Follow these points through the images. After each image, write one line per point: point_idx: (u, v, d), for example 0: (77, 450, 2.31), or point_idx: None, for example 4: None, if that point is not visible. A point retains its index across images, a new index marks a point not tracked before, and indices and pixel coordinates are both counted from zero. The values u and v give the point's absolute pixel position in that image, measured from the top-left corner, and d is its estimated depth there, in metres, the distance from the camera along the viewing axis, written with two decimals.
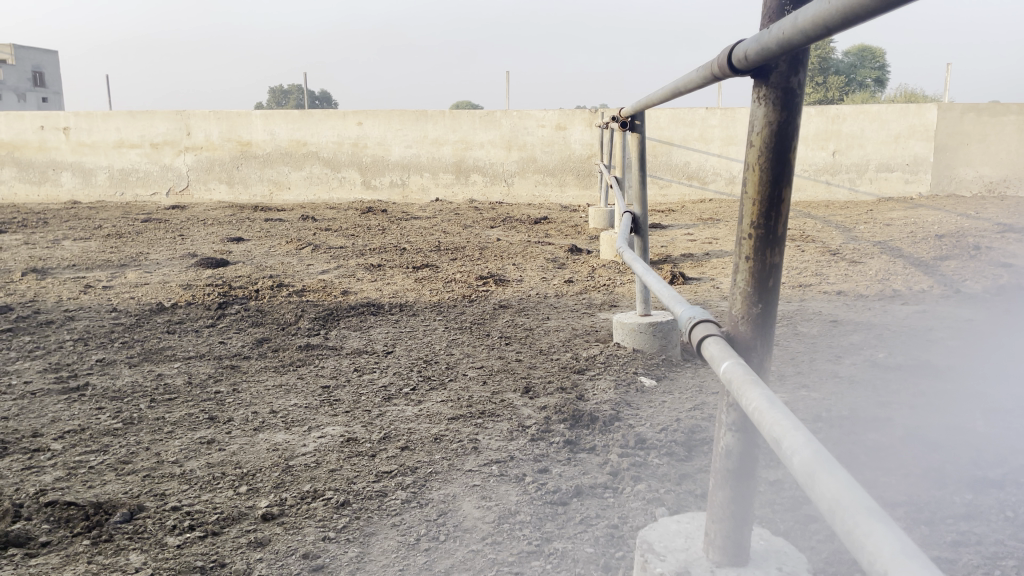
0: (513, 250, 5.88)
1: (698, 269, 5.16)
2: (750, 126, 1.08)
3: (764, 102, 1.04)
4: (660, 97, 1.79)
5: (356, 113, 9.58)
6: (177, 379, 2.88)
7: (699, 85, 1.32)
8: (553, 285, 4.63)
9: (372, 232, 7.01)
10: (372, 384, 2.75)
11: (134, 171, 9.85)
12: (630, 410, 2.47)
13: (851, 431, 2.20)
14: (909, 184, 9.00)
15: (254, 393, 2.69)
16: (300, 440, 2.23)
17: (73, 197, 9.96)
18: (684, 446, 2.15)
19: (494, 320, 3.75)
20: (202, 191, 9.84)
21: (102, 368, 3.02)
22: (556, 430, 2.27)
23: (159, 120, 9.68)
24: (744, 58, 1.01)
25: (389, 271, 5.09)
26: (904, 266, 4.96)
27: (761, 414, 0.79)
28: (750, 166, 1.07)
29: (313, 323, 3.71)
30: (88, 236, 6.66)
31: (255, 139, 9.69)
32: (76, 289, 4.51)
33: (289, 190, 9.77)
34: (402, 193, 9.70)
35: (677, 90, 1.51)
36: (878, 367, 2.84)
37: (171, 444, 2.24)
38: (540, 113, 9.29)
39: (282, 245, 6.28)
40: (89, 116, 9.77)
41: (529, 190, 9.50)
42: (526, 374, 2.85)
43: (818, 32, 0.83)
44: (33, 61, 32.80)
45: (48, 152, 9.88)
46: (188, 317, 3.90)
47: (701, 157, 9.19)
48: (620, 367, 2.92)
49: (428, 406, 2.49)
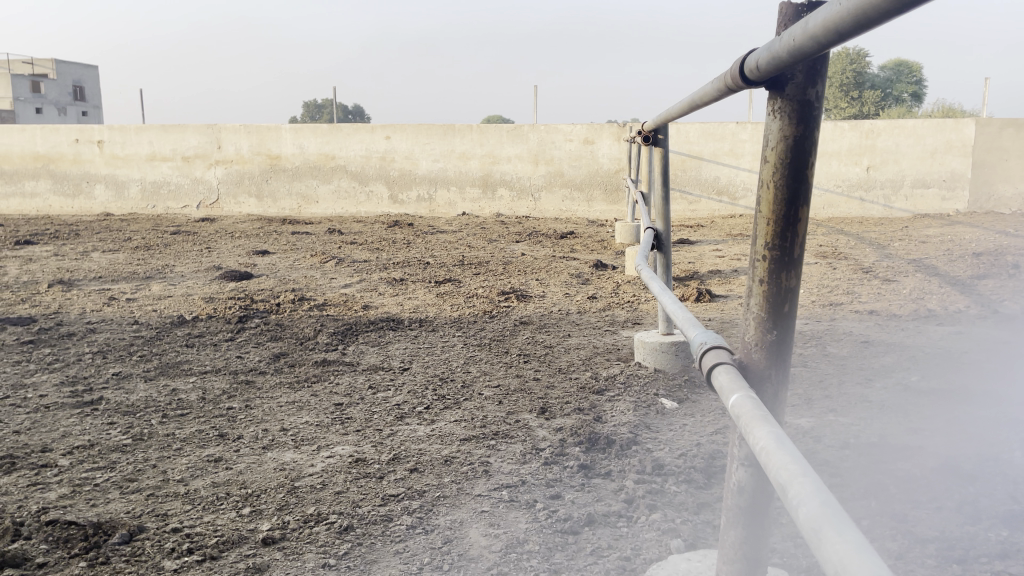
0: (537, 265, 5.82)
1: (725, 287, 5.05)
2: (765, 140, 1.00)
3: (779, 115, 0.97)
4: (677, 111, 1.72)
5: (385, 127, 9.63)
6: (191, 394, 2.86)
7: (714, 97, 1.26)
8: (576, 301, 4.56)
9: (397, 246, 6.99)
10: (385, 402, 2.70)
11: (165, 183, 9.98)
12: (649, 433, 2.39)
13: (880, 459, 2.09)
14: (946, 201, 8.78)
15: (266, 410, 2.65)
16: (309, 460, 2.18)
17: (106, 209, 10.12)
18: (703, 472, 2.07)
19: (514, 337, 3.68)
20: (231, 204, 9.93)
21: (118, 382, 3.00)
22: (571, 453, 2.19)
23: (190, 133, 9.81)
24: (756, 68, 0.95)
25: (412, 286, 5.06)
26: (940, 285, 4.80)
27: (769, 455, 0.71)
28: (764, 183, 1.00)
29: (331, 338, 3.68)
30: (117, 248, 6.74)
31: (284, 153, 9.76)
32: (100, 301, 4.54)
33: (318, 204, 9.83)
34: (429, 207, 9.70)
35: (693, 104, 1.44)
36: (912, 391, 2.72)
37: (178, 461, 2.20)
38: (568, 127, 9.25)
39: (307, 258, 6.29)
40: (123, 129, 9.93)
41: (557, 204, 9.43)
42: (544, 393, 2.78)
43: (832, 37, 0.76)
44: (75, 76, 33.66)
45: (83, 164, 10.06)
46: (208, 330, 3.89)
47: (730, 172, 9.07)
48: (641, 387, 2.84)
49: (441, 427, 2.42)
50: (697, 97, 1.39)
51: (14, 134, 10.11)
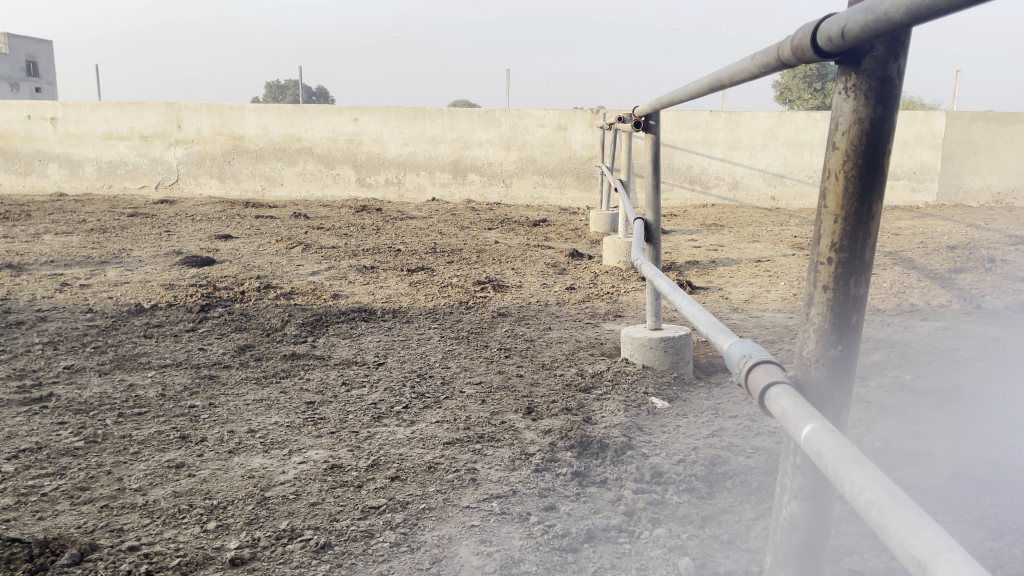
0: (512, 254, 5.66)
1: (705, 278, 4.95)
2: (833, 122, 0.87)
3: (853, 93, 0.83)
4: (700, 87, 1.56)
5: (352, 109, 9.37)
6: (150, 391, 2.66)
7: (753, 74, 1.11)
8: (554, 291, 4.42)
9: (365, 232, 6.79)
10: (360, 401, 2.53)
11: (122, 163, 9.61)
12: (643, 437, 2.26)
13: (889, 466, 1.99)
14: (917, 193, 8.80)
15: (232, 409, 2.47)
16: (280, 466, 2.02)
17: (59, 189, 9.72)
18: (705, 480, 1.95)
19: (492, 329, 3.53)
20: (192, 185, 9.59)
21: (69, 376, 2.79)
22: (562, 459, 2.06)
23: (149, 112, 9.46)
24: (831, 39, 0.80)
25: (383, 274, 4.87)
26: (919, 278, 4.76)
27: (885, 513, 0.58)
28: (831, 174, 0.86)
29: (300, 330, 3.50)
30: (71, 231, 6.42)
31: (247, 134, 9.44)
32: (51, 287, 4.28)
33: (282, 187, 9.54)
34: (397, 192, 9.47)
35: (726, 80, 1.29)
36: (908, 390, 2.63)
37: (135, 468, 2.01)
38: (541, 113, 9.08)
39: (272, 243, 6.05)
40: (77, 106, 9.53)
41: (528, 191, 9.27)
42: (528, 392, 2.64)
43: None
44: (27, 51, 32.73)
45: (34, 142, 9.65)
46: (168, 320, 3.67)
47: (703, 160, 8.99)
48: (630, 386, 2.71)
49: (422, 428, 2.27)
50: (728, 72, 1.25)
51: None
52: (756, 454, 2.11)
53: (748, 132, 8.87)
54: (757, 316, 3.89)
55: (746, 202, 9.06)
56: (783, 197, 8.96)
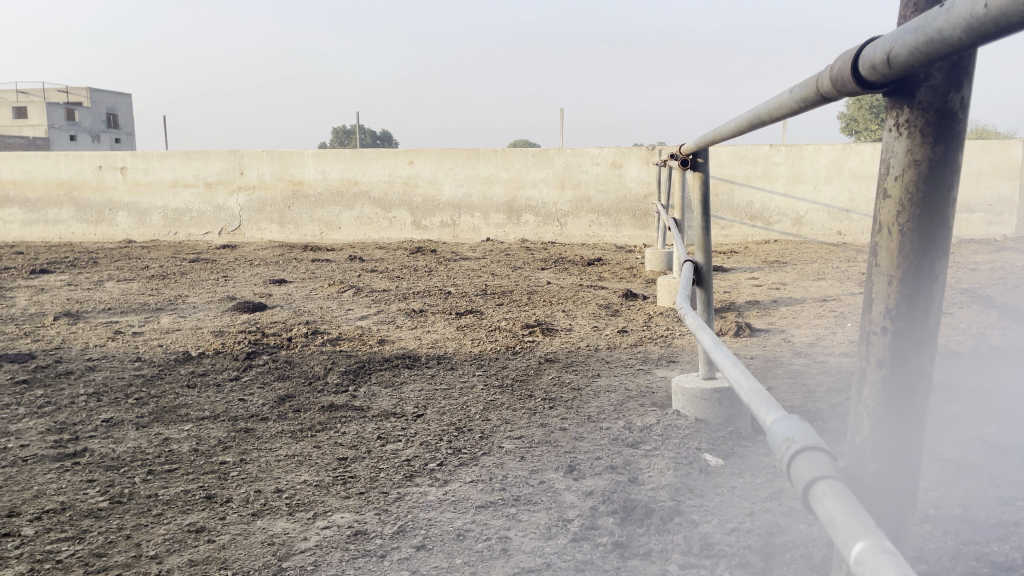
0: (564, 295, 5.53)
1: (766, 319, 4.72)
2: (883, 164, 0.73)
3: (907, 130, 0.69)
4: (740, 126, 1.43)
5: (408, 152, 9.45)
6: (184, 445, 2.60)
7: (791, 111, 0.97)
8: (606, 335, 4.26)
9: (418, 274, 6.75)
10: (394, 457, 2.42)
11: (187, 210, 9.87)
12: (693, 501, 2.08)
13: (970, 538, 1.77)
14: (994, 226, 8.35)
15: (262, 466, 2.38)
16: (302, 532, 1.91)
17: (127, 237, 10.02)
18: (760, 553, 1.76)
19: (539, 377, 3.40)
20: (254, 231, 9.77)
21: (106, 430, 2.76)
22: (603, 527, 1.90)
23: (213, 160, 9.72)
24: (874, 68, 0.66)
25: (431, 318, 4.79)
26: (999, 317, 4.44)
27: None
28: (882, 226, 0.72)
29: (341, 378, 3.42)
30: (132, 278, 6.56)
31: (307, 179, 9.60)
32: (105, 336, 4.32)
33: (340, 230, 9.63)
34: (452, 233, 9.46)
35: (766, 116, 1.16)
36: (991, 448, 2.37)
37: (155, 532, 1.94)
38: (595, 151, 9.00)
39: (325, 288, 6.06)
40: (145, 156, 9.86)
41: (584, 229, 9.14)
42: (572, 447, 2.49)
43: (1010, 21, 0.48)
44: (108, 103, 34.54)
45: (105, 191, 9.99)
46: (212, 368, 3.64)
47: (765, 196, 8.73)
48: (681, 440, 2.53)
49: (455, 489, 2.14)
50: (766, 109, 1.12)
51: (38, 161, 10.08)
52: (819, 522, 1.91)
53: (811, 165, 8.60)
54: (822, 361, 3.65)
55: (811, 238, 8.74)
56: (850, 231, 8.62)
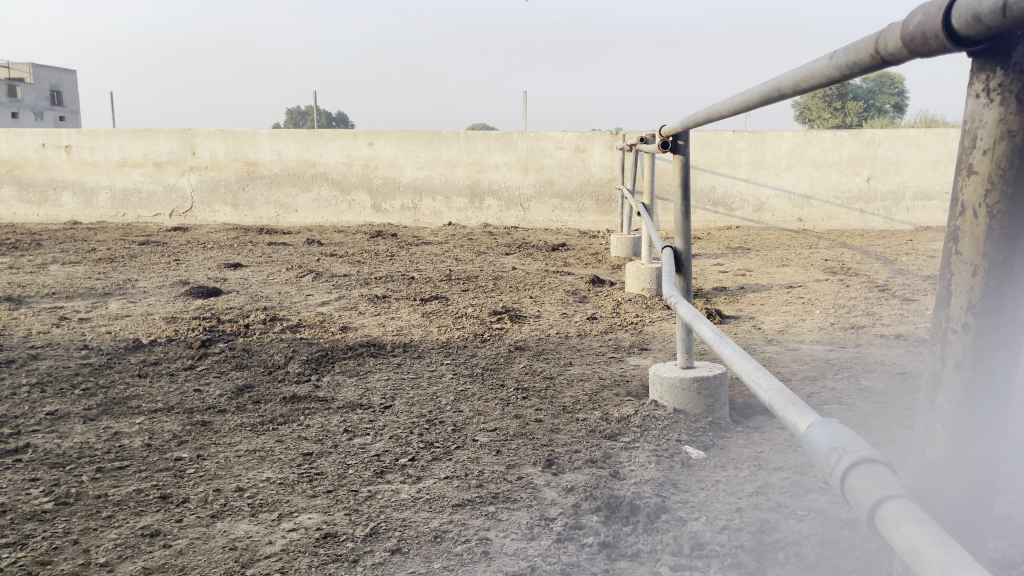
0: (530, 281, 5.43)
1: (734, 306, 4.68)
2: (965, 135, 0.65)
3: (999, 96, 0.61)
4: (751, 98, 1.36)
5: (368, 133, 9.22)
6: (135, 440, 2.43)
7: (831, 78, 0.90)
8: (575, 322, 4.17)
9: (379, 259, 6.59)
10: (363, 452, 2.29)
11: (136, 191, 9.51)
12: (678, 496, 2.00)
13: None
14: None
15: (221, 462, 2.24)
16: (266, 535, 1.78)
17: (73, 218, 9.63)
18: (753, 553, 1.68)
19: (509, 366, 3.29)
20: (206, 213, 9.45)
21: (51, 424, 2.57)
22: (588, 525, 1.80)
23: (163, 139, 9.37)
24: (975, 21, 0.57)
25: (395, 304, 4.65)
26: None
27: None
28: (967, 208, 0.65)
29: (303, 367, 3.27)
30: (78, 261, 6.26)
31: (262, 159, 9.31)
32: (49, 322, 4.10)
33: (297, 213, 9.37)
34: (413, 217, 9.27)
35: (791, 87, 1.08)
36: None
37: (105, 536, 1.79)
38: (559, 135, 8.89)
39: (283, 272, 5.86)
40: (92, 134, 9.47)
41: (546, 214, 9.05)
42: (549, 440, 2.39)
43: None
44: (52, 79, 33.38)
45: (49, 171, 9.58)
46: (166, 357, 3.46)
47: (727, 182, 8.71)
48: (659, 432, 2.45)
49: (429, 486, 2.03)
50: (794, 79, 1.05)
51: None
52: (809, 518, 1.84)
53: (773, 152, 8.61)
54: (794, 349, 3.62)
55: (772, 224, 8.77)
56: (810, 218, 8.68)
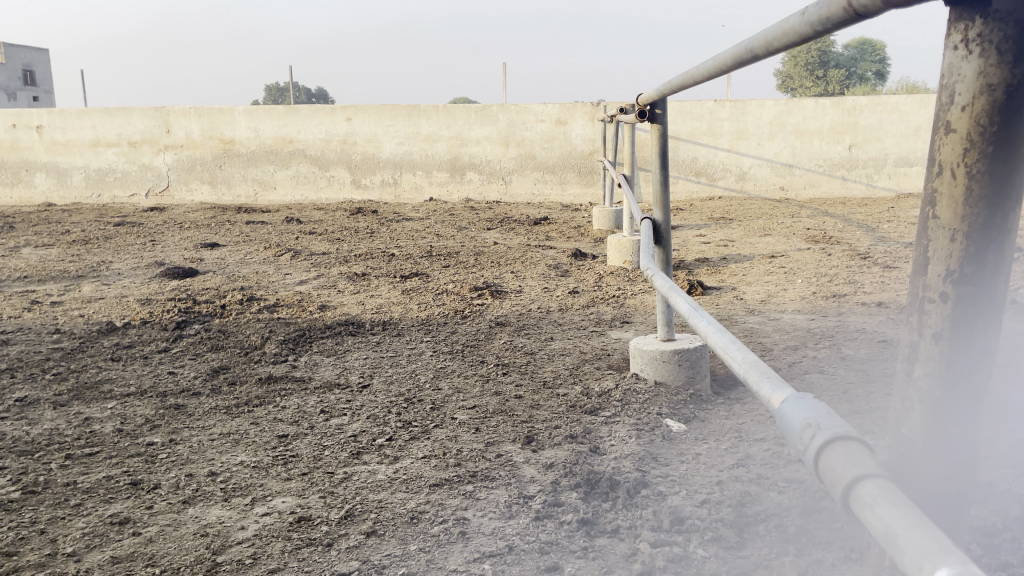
0: (511, 255, 5.38)
1: (716, 277, 4.65)
2: (943, 91, 0.61)
3: (977, 48, 0.57)
4: (724, 61, 1.31)
5: (346, 108, 9.08)
6: (106, 426, 2.38)
7: (803, 35, 0.85)
8: (556, 296, 4.14)
9: (359, 236, 6.51)
10: (340, 433, 2.25)
11: (111, 171, 9.34)
12: (658, 470, 1.98)
13: None
14: None
15: (194, 447, 2.19)
16: (238, 520, 1.74)
17: (47, 199, 9.47)
18: (733, 527, 1.66)
19: (490, 342, 3.25)
20: (183, 192, 9.31)
21: (20, 411, 2.51)
22: (567, 502, 1.78)
23: (137, 117, 9.19)
24: None
25: (375, 281, 4.59)
26: None
27: None
28: (944, 168, 0.61)
29: (280, 348, 3.21)
30: (52, 243, 6.15)
31: (238, 137, 9.16)
32: (20, 306, 4.01)
33: (275, 190, 9.25)
34: (393, 193, 9.18)
35: (763, 47, 1.03)
36: None
37: (73, 525, 1.74)
38: (539, 108, 8.79)
39: (260, 251, 5.78)
40: (63, 113, 9.28)
41: (528, 188, 8.99)
42: (529, 416, 2.36)
43: None
44: (26, 60, 32.80)
45: (21, 151, 9.41)
46: (139, 340, 3.39)
47: (709, 152, 8.67)
48: (640, 406, 2.43)
49: (406, 466, 2.00)
50: (767, 37, 1.00)
51: None
52: (790, 489, 1.82)
53: (755, 120, 8.56)
54: (776, 318, 3.60)
55: (754, 193, 8.74)
56: (792, 186, 8.66)
